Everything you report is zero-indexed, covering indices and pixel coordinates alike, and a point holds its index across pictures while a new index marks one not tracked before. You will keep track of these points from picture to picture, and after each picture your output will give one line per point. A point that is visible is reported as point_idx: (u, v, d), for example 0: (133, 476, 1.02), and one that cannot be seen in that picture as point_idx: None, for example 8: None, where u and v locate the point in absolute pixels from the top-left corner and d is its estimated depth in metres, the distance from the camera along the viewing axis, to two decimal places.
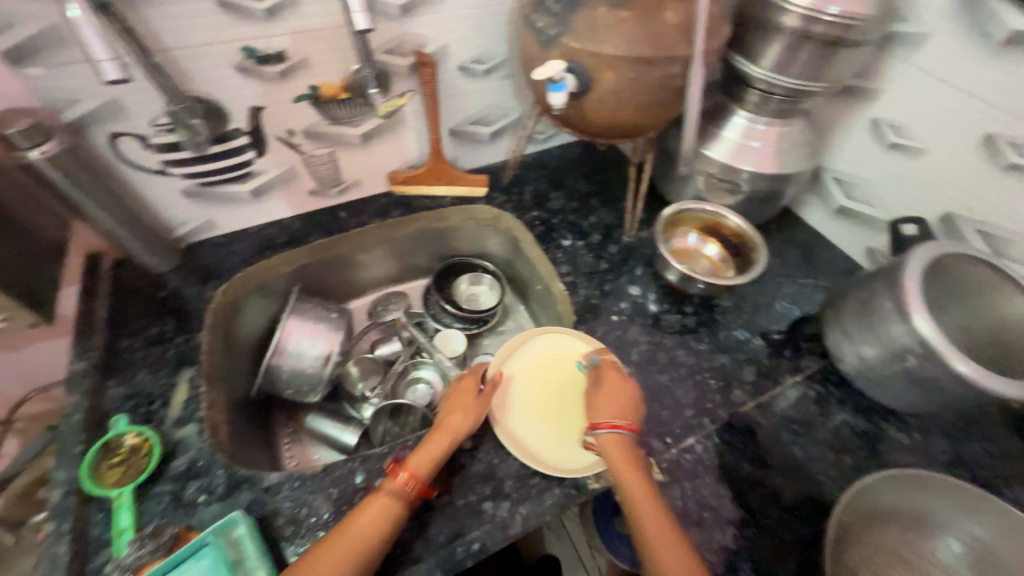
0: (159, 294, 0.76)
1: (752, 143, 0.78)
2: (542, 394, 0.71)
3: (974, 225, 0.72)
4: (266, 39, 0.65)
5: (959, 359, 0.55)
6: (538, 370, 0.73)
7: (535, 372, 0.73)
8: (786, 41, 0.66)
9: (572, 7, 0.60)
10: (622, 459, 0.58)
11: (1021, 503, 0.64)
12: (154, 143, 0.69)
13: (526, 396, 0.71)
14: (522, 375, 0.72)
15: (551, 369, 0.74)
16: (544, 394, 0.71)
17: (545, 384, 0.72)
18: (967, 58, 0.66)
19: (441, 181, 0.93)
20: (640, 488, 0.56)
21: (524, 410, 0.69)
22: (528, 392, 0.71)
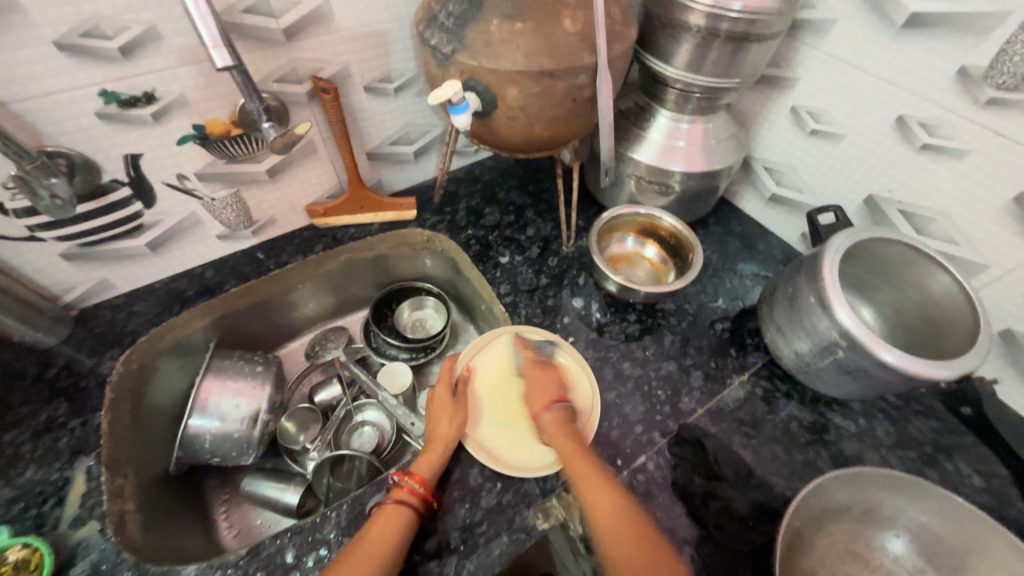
0: (49, 373, 0.68)
1: (677, 142, 0.76)
2: (507, 392, 0.69)
3: (895, 207, 0.72)
4: (127, 81, 0.57)
5: (881, 346, 0.57)
6: (502, 369, 0.71)
7: (498, 371, 0.71)
8: (695, 40, 0.64)
9: (464, 23, 0.56)
10: (598, 491, 0.54)
11: (962, 477, 0.65)
12: (13, 209, 0.60)
13: (491, 397, 0.69)
14: (484, 375, 0.71)
15: (515, 366, 0.72)
16: (509, 392, 0.70)
17: (511, 381, 0.70)
18: (870, 43, 0.66)
19: (364, 210, 0.87)
20: (606, 513, 0.52)
21: (490, 412, 0.67)
22: (492, 393, 0.69)
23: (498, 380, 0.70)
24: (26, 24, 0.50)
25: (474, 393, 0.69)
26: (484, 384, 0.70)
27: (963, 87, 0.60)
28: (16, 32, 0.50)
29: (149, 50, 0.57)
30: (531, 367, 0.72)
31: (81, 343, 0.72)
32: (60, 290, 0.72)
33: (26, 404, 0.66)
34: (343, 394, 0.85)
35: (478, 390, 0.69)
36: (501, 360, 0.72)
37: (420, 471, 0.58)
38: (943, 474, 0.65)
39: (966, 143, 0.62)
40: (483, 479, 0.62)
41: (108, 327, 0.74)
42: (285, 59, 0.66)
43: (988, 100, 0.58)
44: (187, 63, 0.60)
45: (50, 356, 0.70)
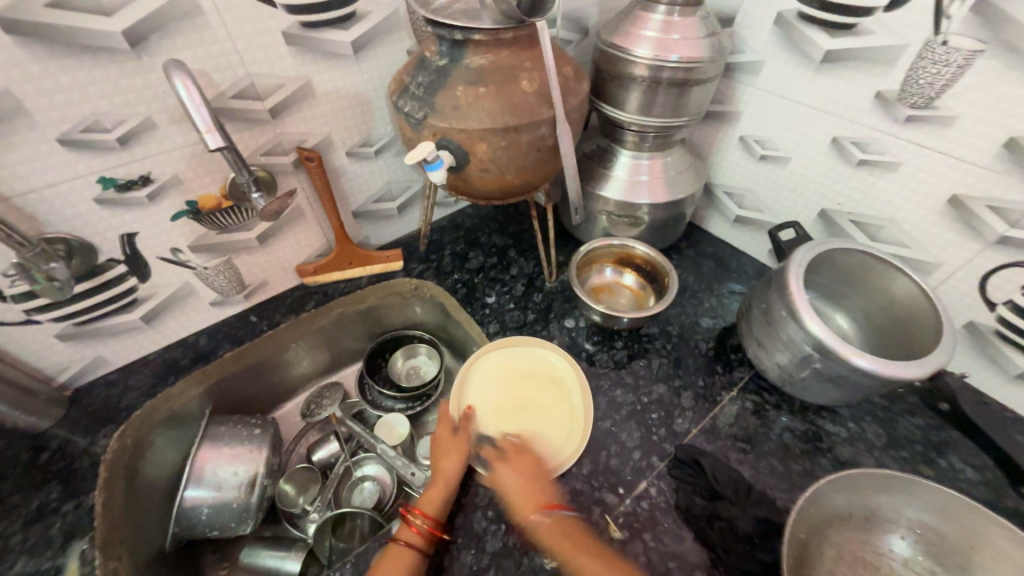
0: (41, 457, 0.68)
1: (641, 177, 0.83)
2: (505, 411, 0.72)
3: (848, 218, 0.78)
4: (124, 168, 0.62)
5: (853, 352, 0.60)
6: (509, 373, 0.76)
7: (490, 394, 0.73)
8: (642, 88, 0.72)
9: (433, 90, 0.62)
10: (558, 538, 0.54)
11: (957, 471, 0.66)
12: (12, 296, 0.63)
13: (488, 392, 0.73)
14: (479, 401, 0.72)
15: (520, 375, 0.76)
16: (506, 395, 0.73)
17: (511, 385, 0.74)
18: (797, 77, 0.74)
19: (352, 264, 0.91)
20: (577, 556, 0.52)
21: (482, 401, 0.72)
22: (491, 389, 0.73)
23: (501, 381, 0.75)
24: (30, 125, 0.54)
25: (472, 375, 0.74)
26: (485, 379, 0.75)
27: (883, 108, 0.67)
28: (20, 135, 0.53)
29: (145, 139, 0.61)
30: (536, 383, 0.75)
31: (75, 424, 0.72)
32: (55, 371, 0.72)
33: (16, 492, 0.64)
34: (341, 451, 0.85)
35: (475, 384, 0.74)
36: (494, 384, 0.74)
37: (425, 510, 0.58)
38: (937, 470, 0.67)
39: (897, 156, 0.68)
40: (487, 522, 0.61)
41: (103, 403, 0.75)
42: (272, 135, 0.71)
43: (907, 117, 0.65)
44: (180, 146, 0.64)
45: (43, 440, 0.70)
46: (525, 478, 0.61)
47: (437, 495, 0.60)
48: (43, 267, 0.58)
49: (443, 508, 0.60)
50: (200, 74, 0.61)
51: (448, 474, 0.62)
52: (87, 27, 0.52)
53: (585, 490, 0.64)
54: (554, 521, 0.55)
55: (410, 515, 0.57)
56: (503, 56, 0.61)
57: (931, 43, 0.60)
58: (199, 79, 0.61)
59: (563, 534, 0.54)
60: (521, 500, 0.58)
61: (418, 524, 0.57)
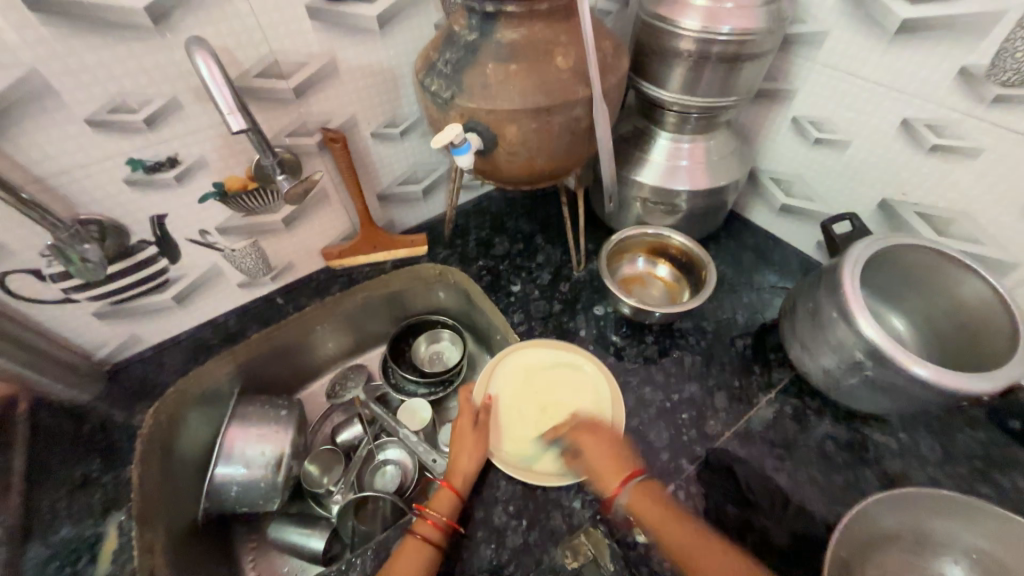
0: (82, 430, 0.71)
1: (680, 162, 0.77)
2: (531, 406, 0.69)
3: (913, 210, 0.71)
4: (151, 149, 0.61)
5: (913, 361, 0.55)
6: (552, 377, 0.71)
7: (515, 389, 0.70)
8: (687, 64, 0.66)
9: (462, 67, 0.58)
10: (597, 450, 0.60)
11: (1021, 492, 0.61)
12: (50, 275, 0.64)
13: (523, 383, 0.71)
14: (504, 398, 0.69)
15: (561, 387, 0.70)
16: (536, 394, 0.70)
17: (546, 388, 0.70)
18: (866, 49, 0.66)
19: (377, 248, 0.89)
20: (626, 486, 0.56)
21: (509, 384, 0.71)
22: (526, 381, 0.71)
23: (540, 377, 0.71)
24: (59, 105, 0.53)
25: (513, 360, 0.73)
26: (527, 367, 0.72)
27: (967, 86, 0.59)
28: (50, 115, 0.53)
29: (171, 119, 0.60)
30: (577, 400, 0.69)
31: (113, 399, 0.75)
32: (93, 348, 0.75)
33: (60, 461, 0.67)
34: (364, 434, 0.85)
35: (512, 369, 0.72)
36: (518, 378, 0.71)
37: (439, 505, 0.58)
38: (998, 491, 0.61)
39: (979, 141, 0.61)
40: (507, 517, 0.60)
41: (138, 380, 0.77)
42: (296, 115, 0.70)
43: (995, 97, 0.57)
44: (206, 127, 0.63)
45: (84, 413, 0.72)
46: (564, 407, 0.66)
47: (451, 493, 0.59)
48: (76, 248, 0.59)
49: (457, 504, 0.59)
50: (223, 51, 0.59)
51: (463, 470, 0.61)
52: (109, 1, 0.50)
53: None
54: (583, 433, 0.62)
55: (425, 509, 0.57)
56: (537, 29, 0.57)
57: None
58: (223, 57, 0.59)
59: (597, 446, 0.60)
60: (556, 410, 0.65)
61: (432, 518, 0.57)
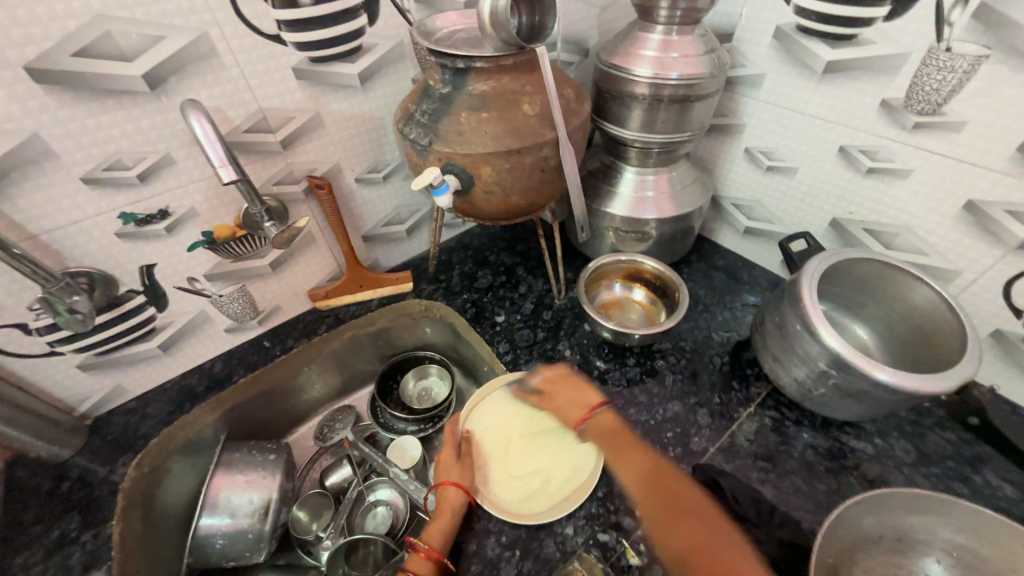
0: (62, 487, 0.69)
1: (646, 194, 0.83)
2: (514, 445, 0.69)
3: (861, 227, 0.77)
4: (144, 202, 0.64)
5: (874, 366, 0.58)
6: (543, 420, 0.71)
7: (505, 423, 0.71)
8: (643, 106, 0.72)
9: (438, 116, 0.63)
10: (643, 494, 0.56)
11: (995, 488, 0.63)
12: (37, 328, 0.65)
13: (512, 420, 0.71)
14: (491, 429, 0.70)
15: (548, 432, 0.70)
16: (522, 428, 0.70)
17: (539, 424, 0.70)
18: (800, 87, 0.74)
19: (363, 287, 0.92)
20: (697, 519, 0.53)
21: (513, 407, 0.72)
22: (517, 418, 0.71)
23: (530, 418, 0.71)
24: (58, 166, 0.56)
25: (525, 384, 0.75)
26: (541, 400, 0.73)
27: (889, 116, 0.66)
28: (48, 175, 0.56)
29: (164, 174, 0.64)
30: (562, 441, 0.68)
31: (95, 453, 0.73)
32: (76, 401, 0.74)
33: (37, 522, 0.66)
34: (353, 476, 0.83)
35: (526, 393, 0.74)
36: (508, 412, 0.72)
37: (431, 535, 0.58)
38: (973, 488, 0.63)
39: (907, 163, 0.67)
40: (500, 548, 0.60)
41: (122, 432, 0.76)
42: (283, 165, 0.74)
43: (914, 124, 0.64)
44: (197, 180, 0.67)
45: (64, 470, 0.71)
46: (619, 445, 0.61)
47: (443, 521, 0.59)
48: (66, 299, 0.60)
49: (450, 535, 0.59)
50: (216, 111, 0.63)
51: (453, 500, 0.60)
52: (110, 72, 0.54)
53: (601, 514, 0.62)
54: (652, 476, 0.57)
55: (418, 542, 0.57)
56: (505, 82, 0.63)
57: (935, 50, 0.59)
58: (215, 115, 0.63)
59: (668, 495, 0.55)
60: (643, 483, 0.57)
61: (425, 550, 0.56)
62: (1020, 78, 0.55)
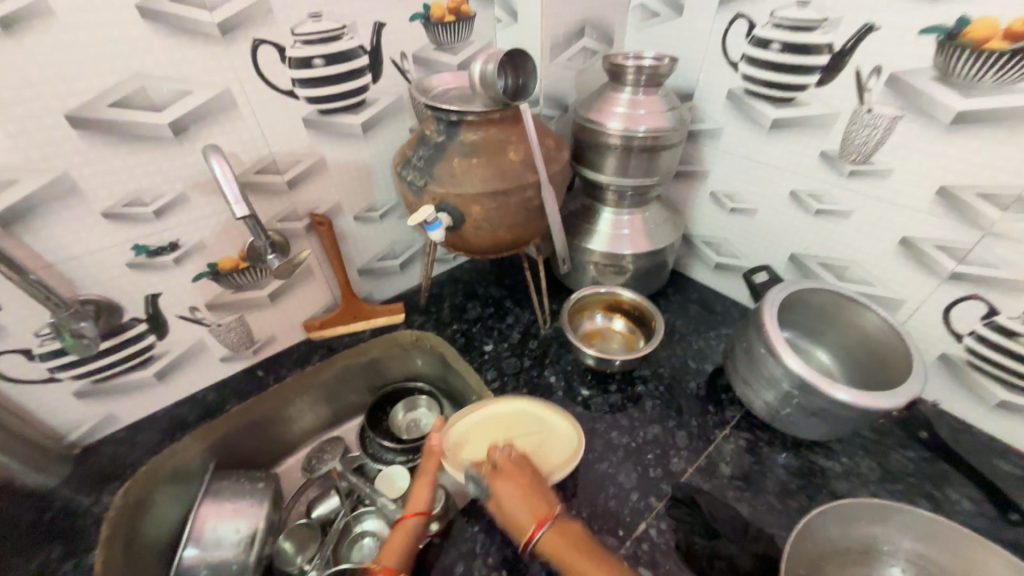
0: (44, 517, 0.69)
1: (623, 231, 0.90)
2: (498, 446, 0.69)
3: (816, 261, 0.85)
4: (156, 236, 0.69)
5: (831, 385, 0.63)
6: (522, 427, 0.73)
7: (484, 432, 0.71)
8: (616, 154, 0.81)
9: (433, 161, 0.71)
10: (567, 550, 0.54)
11: (954, 503, 0.67)
12: (40, 354, 0.67)
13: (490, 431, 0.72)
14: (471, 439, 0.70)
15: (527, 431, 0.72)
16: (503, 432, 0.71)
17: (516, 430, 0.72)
18: (753, 140, 0.84)
19: (357, 318, 0.96)
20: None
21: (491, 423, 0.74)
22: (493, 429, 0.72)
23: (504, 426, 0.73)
24: (82, 201, 0.61)
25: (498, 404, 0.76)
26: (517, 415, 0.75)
27: (829, 165, 0.76)
28: (72, 209, 0.61)
29: (178, 210, 0.69)
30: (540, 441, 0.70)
31: (80, 482, 0.73)
32: (66, 429, 0.75)
33: (17, 553, 0.65)
34: (341, 506, 0.82)
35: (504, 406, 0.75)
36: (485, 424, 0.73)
37: (386, 556, 0.56)
38: (934, 503, 0.67)
39: (847, 205, 0.76)
40: (487, 569, 0.61)
41: (109, 461, 0.76)
42: (288, 203, 0.80)
43: (850, 172, 0.74)
44: (208, 215, 0.72)
45: (48, 500, 0.71)
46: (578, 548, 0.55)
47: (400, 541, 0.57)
48: (74, 325, 0.63)
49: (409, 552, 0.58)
50: (231, 154, 0.70)
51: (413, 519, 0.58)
52: (140, 120, 0.61)
53: (585, 534, 0.64)
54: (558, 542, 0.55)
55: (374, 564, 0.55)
56: (493, 132, 0.71)
57: (859, 111, 0.69)
58: (230, 158, 0.70)
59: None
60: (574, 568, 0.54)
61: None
62: (929, 135, 0.65)
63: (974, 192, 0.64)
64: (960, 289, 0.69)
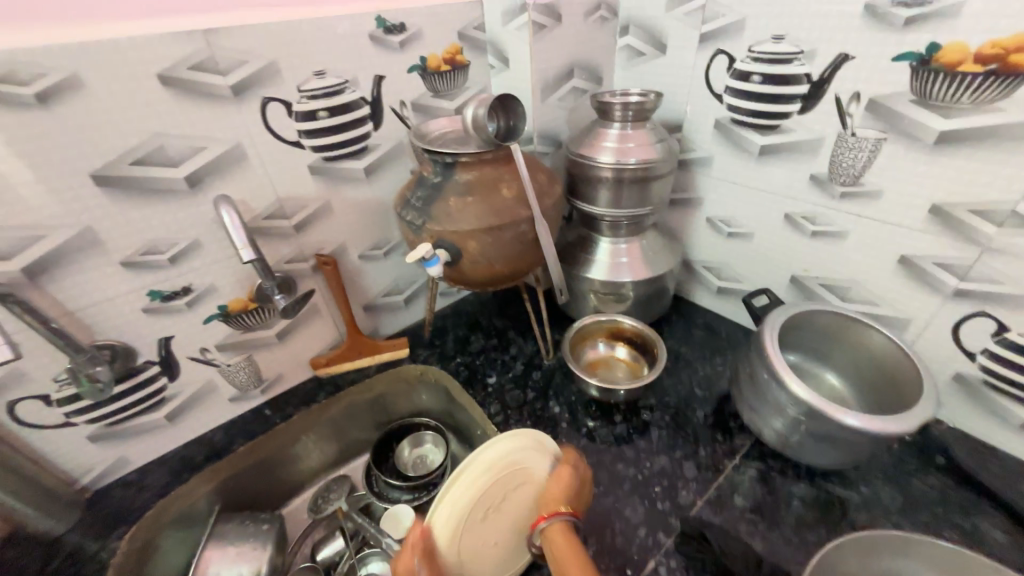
0: (54, 562, 0.70)
1: (621, 260, 0.92)
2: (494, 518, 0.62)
3: (817, 282, 0.84)
4: (171, 282, 0.73)
5: (840, 411, 0.62)
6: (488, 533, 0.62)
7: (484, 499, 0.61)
8: (609, 185, 0.84)
9: (430, 201, 0.74)
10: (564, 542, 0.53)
11: (984, 534, 0.63)
12: (58, 399, 0.69)
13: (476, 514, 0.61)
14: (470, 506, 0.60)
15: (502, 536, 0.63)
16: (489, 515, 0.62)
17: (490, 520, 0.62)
18: (743, 166, 0.85)
19: (363, 353, 0.97)
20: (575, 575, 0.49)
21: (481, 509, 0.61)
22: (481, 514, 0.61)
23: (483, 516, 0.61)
24: (103, 252, 0.65)
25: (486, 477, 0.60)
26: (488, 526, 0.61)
27: (819, 188, 0.77)
28: (94, 260, 0.65)
29: (191, 256, 0.73)
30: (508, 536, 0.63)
31: (90, 527, 0.74)
32: (79, 473, 0.77)
33: None
34: (346, 549, 0.80)
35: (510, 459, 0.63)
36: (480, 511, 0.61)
37: None
38: (964, 534, 0.63)
39: (843, 226, 0.76)
40: None
41: (119, 505, 0.77)
42: (296, 245, 0.84)
43: (841, 193, 0.74)
44: (219, 260, 0.76)
45: (58, 545, 0.72)
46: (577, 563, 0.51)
47: None
48: (90, 370, 0.66)
49: None
50: (241, 202, 0.74)
51: None
52: (159, 175, 0.66)
53: None
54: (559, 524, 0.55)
55: None
56: (486, 171, 0.74)
57: (843, 135, 0.71)
58: (240, 206, 0.74)
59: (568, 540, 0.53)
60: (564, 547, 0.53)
61: None
62: (914, 155, 0.65)
63: (966, 208, 0.63)
64: (966, 306, 0.68)
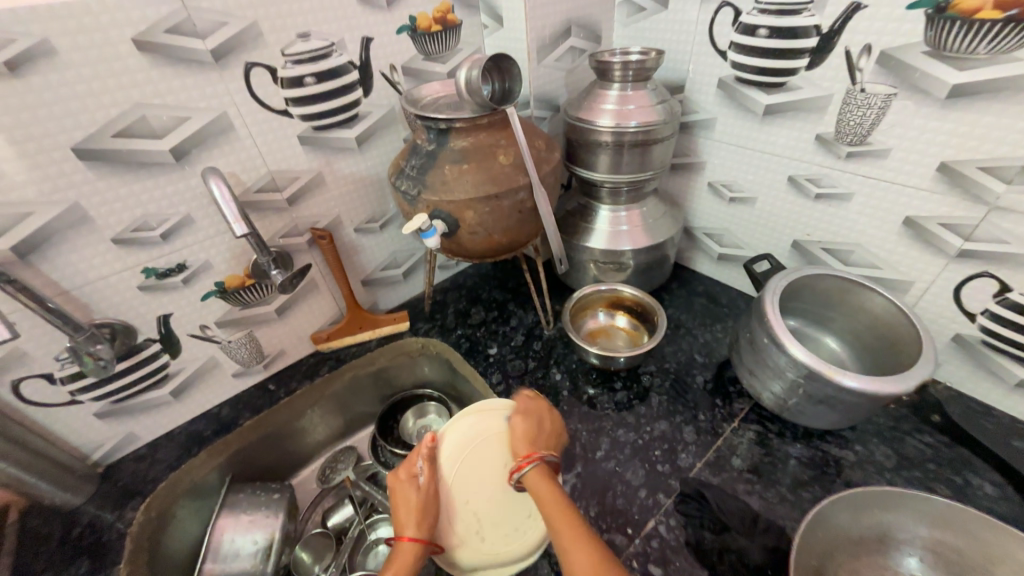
0: (72, 533, 0.72)
1: (621, 228, 0.90)
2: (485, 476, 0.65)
3: (820, 246, 0.83)
4: (164, 259, 0.71)
5: (839, 373, 0.62)
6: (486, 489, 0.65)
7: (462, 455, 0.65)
8: (609, 150, 0.81)
9: (424, 170, 0.72)
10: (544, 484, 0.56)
11: (975, 488, 0.65)
12: (61, 377, 0.70)
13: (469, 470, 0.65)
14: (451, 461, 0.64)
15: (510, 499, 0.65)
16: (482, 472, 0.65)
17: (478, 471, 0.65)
18: (747, 127, 0.83)
19: (363, 328, 0.97)
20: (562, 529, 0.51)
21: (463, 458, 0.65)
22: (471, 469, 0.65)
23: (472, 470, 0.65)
24: (92, 229, 0.64)
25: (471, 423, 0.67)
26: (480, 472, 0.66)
27: (826, 148, 0.74)
28: (84, 237, 0.64)
29: (183, 232, 0.72)
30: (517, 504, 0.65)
31: (105, 500, 0.76)
32: (89, 449, 0.78)
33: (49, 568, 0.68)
34: (355, 515, 0.83)
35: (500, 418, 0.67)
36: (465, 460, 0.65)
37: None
38: (955, 489, 0.65)
39: (848, 188, 0.75)
40: None
41: (131, 478, 0.79)
42: (290, 220, 0.82)
43: (847, 154, 0.72)
44: (212, 235, 0.75)
45: (75, 516, 0.74)
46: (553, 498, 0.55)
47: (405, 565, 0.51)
48: (91, 348, 0.67)
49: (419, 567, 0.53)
50: (231, 175, 0.72)
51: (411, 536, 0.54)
52: (142, 147, 0.63)
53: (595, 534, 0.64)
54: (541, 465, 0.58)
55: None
56: (482, 137, 0.72)
57: (852, 91, 0.68)
58: (231, 179, 0.72)
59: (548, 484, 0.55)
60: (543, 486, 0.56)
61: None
62: (925, 112, 0.63)
63: (975, 166, 0.62)
64: (970, 267, 0.67)
